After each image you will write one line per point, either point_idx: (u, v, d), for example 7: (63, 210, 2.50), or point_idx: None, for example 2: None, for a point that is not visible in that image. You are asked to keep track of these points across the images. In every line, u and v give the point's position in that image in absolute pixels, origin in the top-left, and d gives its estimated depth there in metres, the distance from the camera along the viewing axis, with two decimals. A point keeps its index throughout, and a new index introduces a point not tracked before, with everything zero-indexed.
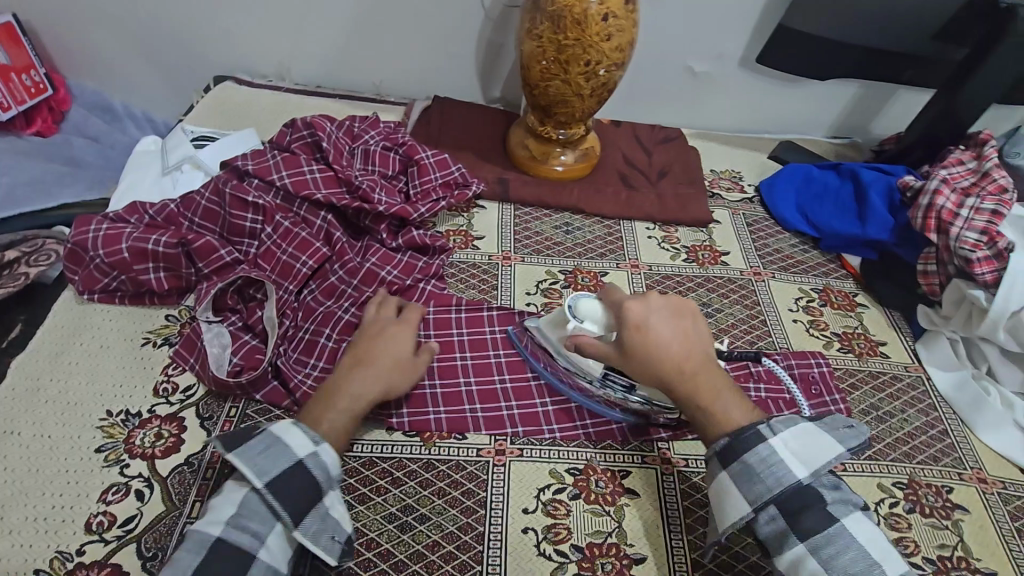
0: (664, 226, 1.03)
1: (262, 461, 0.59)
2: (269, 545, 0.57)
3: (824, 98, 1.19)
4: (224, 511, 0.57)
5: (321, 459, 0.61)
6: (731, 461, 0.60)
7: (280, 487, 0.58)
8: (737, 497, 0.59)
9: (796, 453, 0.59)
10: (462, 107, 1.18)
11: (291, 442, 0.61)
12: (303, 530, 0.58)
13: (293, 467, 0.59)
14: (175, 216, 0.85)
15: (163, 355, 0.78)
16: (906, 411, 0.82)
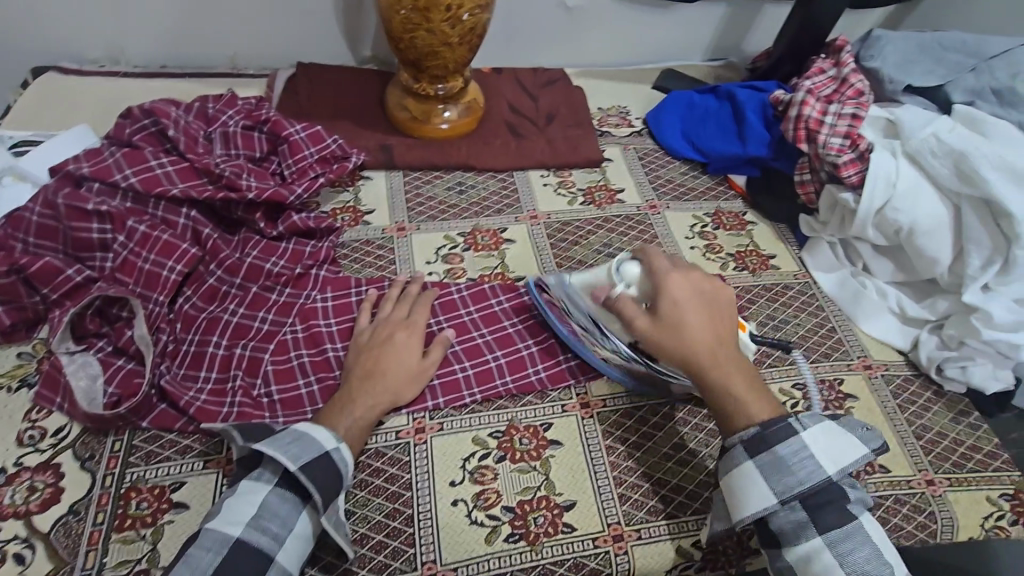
0: (558, 172, 1.02)
1: (294, 448, 0.60)
2: (296, 531, 0.58)
3: (696, 20, 1.19)
4: (247, 511, 0.57)
5: (344, 453, 0.62)
6: (759, 452, 0.59)
7: (309, 475, 0.59)
8: (762, 485, 0.58)
9: (825, 450, 0.59)
10: (331, 72, 1.09)
11: (317, 435, 0.62)
12: (328, 518, 0.60)
13: (322, 458, 0.60)
14: (4, 239, 0.74)
15: (22, 399, 0.69)
16: (799, 316, 0.87)
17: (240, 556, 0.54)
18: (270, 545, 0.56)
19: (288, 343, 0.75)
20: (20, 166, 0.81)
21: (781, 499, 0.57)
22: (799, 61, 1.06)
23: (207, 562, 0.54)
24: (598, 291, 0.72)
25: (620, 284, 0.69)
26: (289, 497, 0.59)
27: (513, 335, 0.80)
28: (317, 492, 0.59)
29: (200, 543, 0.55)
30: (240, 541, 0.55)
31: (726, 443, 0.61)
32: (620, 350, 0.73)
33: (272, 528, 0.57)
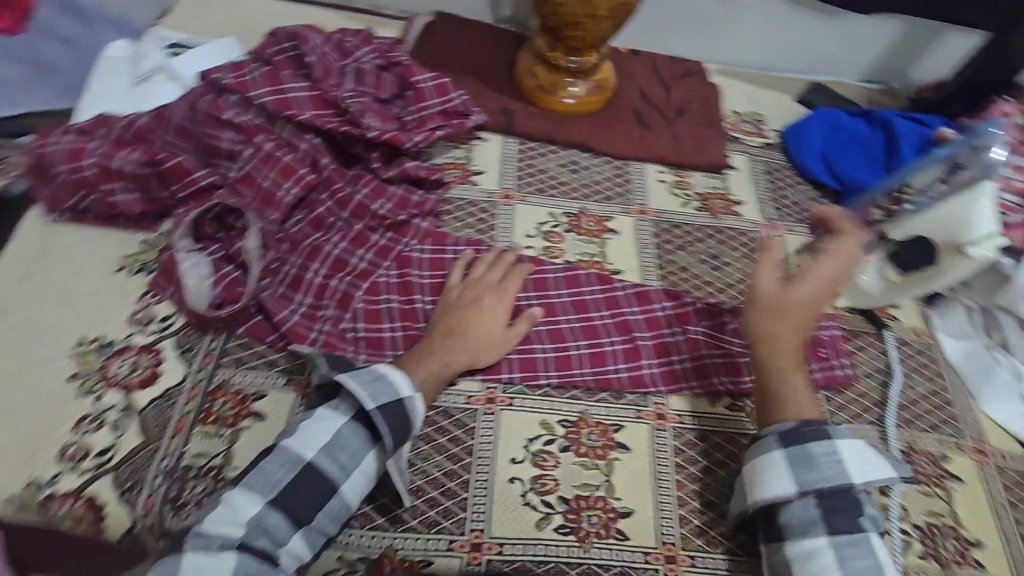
0: (677, 171, 0.96)
1: (375, 387, 0.60)
2: (362, 468, 0.59)
3: (862, 36, 1.09)
4: (322, 438, 0.58)
5: (419, 403, 0.63)
6: (793, 444, 0.58)
7: (387, 416, 0.60)
8: (784, 473, 0.57)
9: (852, 458, 0.57)
10: (466, 26, 1.08)
11: (397, 381, 0.62)
12: (394, 462, 0.61)
13: (398, 404, 0.61)
14: (146, 132, 0.77)
15: (139, 282, 0.74)
16: (912, 377, 0.80)
17: (308, 476, 0.56)
18: (337, 475, 0.57)
19: (381, 285, 0.76)
20: (171, 66, 0.85)
21: (807, 490, 0.56)
22: (975, 100, 0.95)
23: (278, 477, 0.55)
24: (959, 219, 0.72)
25: (971, 249, 0.72)
26: (362, 434, 0.60)
27: (599, 326, 0.77)
28: (388, 435, 0.60)
29: (274, 458, 0.57)
30: (310, 463, 0.57)
31: (760, 432, 0.61)
32: (881, 230, 0.80)
33: (342, 460, 0.58)
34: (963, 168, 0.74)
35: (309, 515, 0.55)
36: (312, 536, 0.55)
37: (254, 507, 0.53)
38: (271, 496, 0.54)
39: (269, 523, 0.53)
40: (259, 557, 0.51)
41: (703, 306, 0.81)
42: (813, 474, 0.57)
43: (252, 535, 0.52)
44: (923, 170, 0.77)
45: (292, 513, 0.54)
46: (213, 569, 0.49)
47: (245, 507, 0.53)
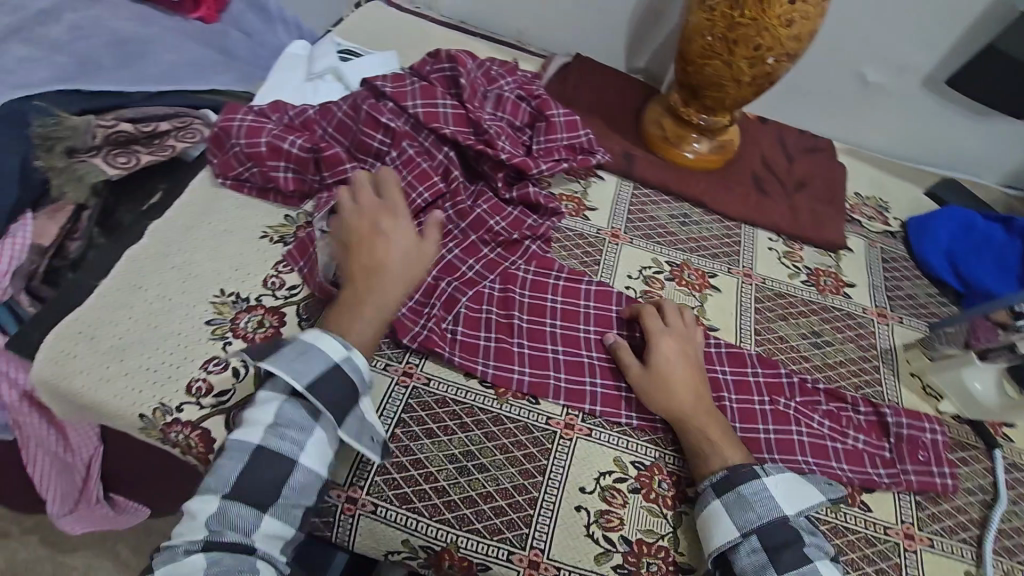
0: (789, 242, 0.95)
1: (297, 363, 0.65)
2: (313, 444, 0.64)
3: (1012, 140, 1.04)
4: (264, 420, 0.63)
5: (354, 363, 0.67)
6: (727, 492, 0.65)
7: (318, 387, 0.64)
8: (727, 523, 0.63)
9: (780, 493, 0.65)
10: (601, 71, 1.13)
11: (325, 348, 0.66)
12: (344, 430, 0.65)
13: (329, 371, 0.65)
14: (311, 122, 0.89)
15: (276, 251, 0.82)
16: (1019, 505, 0.74)
17: (260, 460, 0.62)
18: (292, 450, 0.63)
19: (485, 295, 0.80)
20: (342, 69, 0.96)
21: (741, 533, 0.63)
22: None
23: (231, 469, 0.61)
24: None
25: None
26: (306, 409, 0.65)
27: (667, 384, 0.72)
28: (326, 408, 0.64)
29: (227, 453, 0.62)
30: (261, 448, 0.62)
31: (698, 487, 0.67)
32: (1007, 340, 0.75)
33: (292, 436, 0.63)
34: None
35: (270, 497, 0.61)
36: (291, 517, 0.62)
37: (211, 505, 0.60)
38: (225, 489, 0.60)
39: (233, 517, 0.60)
40: (225, 548, 0.59)
41: (798, 381, 0.79)
42: (782, 550, 0.62)
43: (217, 532, 0.59)
44: None
45: (259, 499, 0.61)
46: (187, 569, 0.57)
47: (205, 505, 0.60)
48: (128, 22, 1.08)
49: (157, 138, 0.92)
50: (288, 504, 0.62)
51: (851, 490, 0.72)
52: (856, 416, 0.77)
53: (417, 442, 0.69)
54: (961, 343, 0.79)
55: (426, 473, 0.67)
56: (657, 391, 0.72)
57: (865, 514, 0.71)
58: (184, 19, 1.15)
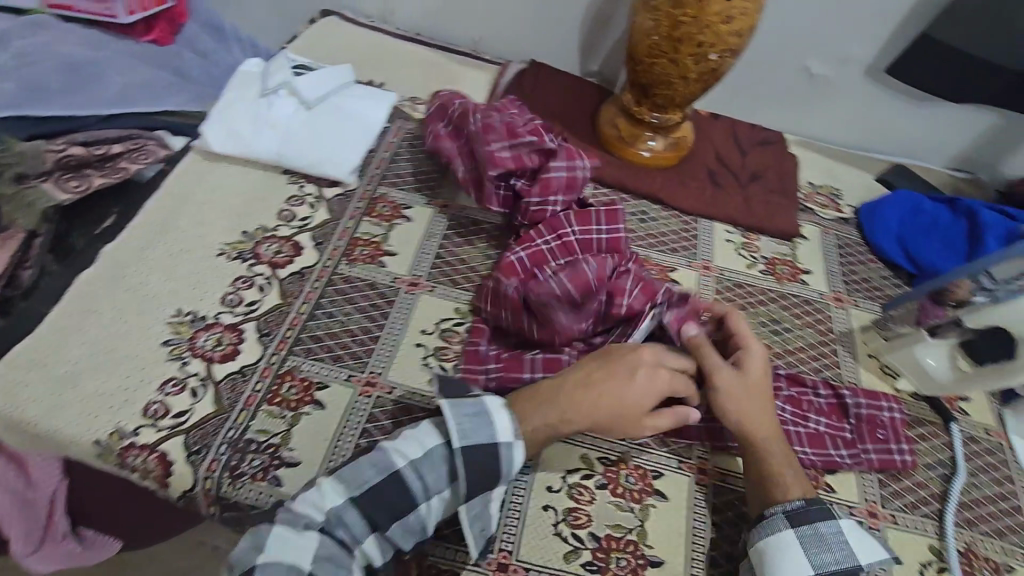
0: (746, 233, 0.97)
1: (469, 424, 0.60)
2: (431, 504, 0.59)
3: (954, 124, 1.07)
4: (415, 453, 0.59)
5: (511, 454, 0.60)
6: (803, 524, 0.61)
7: (473, 457, 0.59)
8: (805, 563, 0.59)
9: (859, 541, 0.61)
10: (556, 76, 1.15)
11: (501, 424, 0.61)
12: (466, 506, 0.60)
13: (491, 447, 0.60)
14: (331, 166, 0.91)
15: (234, 268, 0.81)
16: (978, 476, 0.76)
17: (391, 484, 0.58)
18: (419, 491, 0.58)
19: None
20: (296, 85, 0.95)
21: (817, 575, 0.59)
22: None
23: (365, 475, 0.58)
24: None
25: None
26: (444, 467, 0.60)
27: (748, 402, 0.67)
28: (463, 476, 0.59)
29: (368, 459, 0.59)
30: (397, 471, 0.58)
31: (765, 511, 0.63)
32: (952, 314, 0.76)
33: (427, 480, 0.59)
34: None
35: (386, 523, 0.58)
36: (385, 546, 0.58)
37: (336, 500, 0.57)
38: (357, 492, 0.58)
39: (348, 521, 0.57)
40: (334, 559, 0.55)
41: None
42: None
43: (332, 525, 0.56)
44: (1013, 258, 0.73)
45: (371, 521, 0.57)
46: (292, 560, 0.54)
47: (330, 496, 0.57)
48: (76, 45, 1.07)
49: (109, 161, 0.90)
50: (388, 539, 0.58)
51: (814, 472, 0.73)
52: (816, 400, 0.78)
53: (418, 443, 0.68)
54: (912, 321, 0.81)
55: None
56: (741, 402, 0.67)
57: (828, 495, 0.72)
58: (136, 42, 1.15)
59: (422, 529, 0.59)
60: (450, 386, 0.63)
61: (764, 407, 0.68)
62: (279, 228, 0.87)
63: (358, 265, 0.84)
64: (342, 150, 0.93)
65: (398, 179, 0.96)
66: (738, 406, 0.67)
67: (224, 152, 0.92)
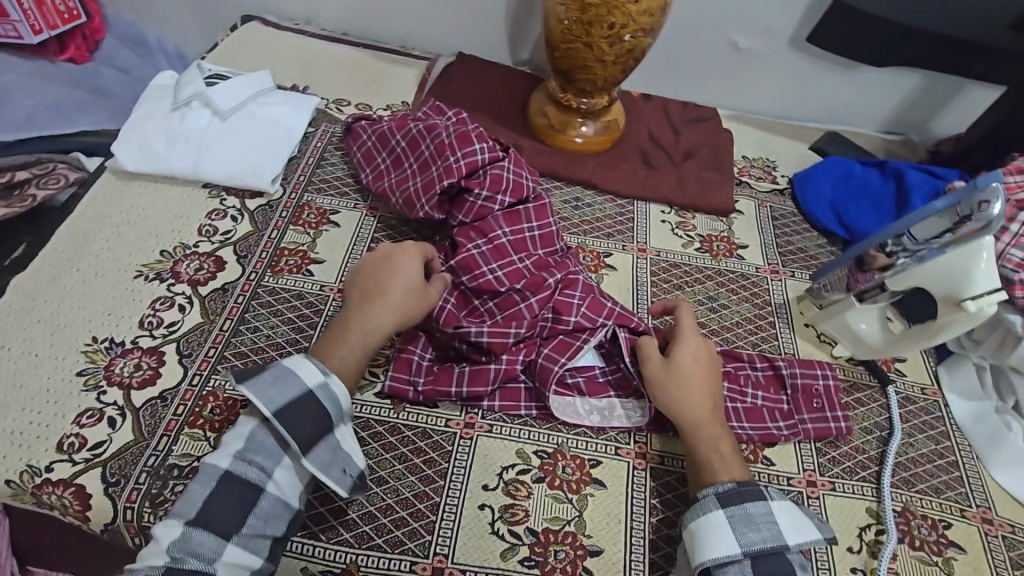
0: (681, 212, 0.97)
1: (273, 390, 0.61)
2: (276, 479, 0.59)
3: (881, 88, 1.08)
4: (235, 446, 0.60)
5: (331, 391, 0.63)
6: (733, 504, 0.61)
7: (290, 420, 0.60)
8: (728, 540, 0.59)
9: (786, 520, 0.60)
10: (486, 67, 1.13)
11: (302, 374, 0.62)
12: (312, 458, 0.60)
13: (303, 396, 0.61)
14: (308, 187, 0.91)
15: (152, 289, 0.79)
16: (915, 436, 0.76)
17: (227, 485, 0.58)
18: (258, 477, 0.59)
19: None
20: (208, 95, 0.92)
21: (743, 553, 0.58)
22: (994, 154, 0.94)
23: (199, 497, 0.57)
24: (960, 274, 0.68)
25: (970, 303, 0.68)
26: (272, 435, 0.61)
27: (684, 390, 0.68)
28: (295, 439, 0.60)
29: (198, 477, 0.58)
30: (227, 472, 0.58)
31: (697, 493, 0.63)
32: (878, 279, 0.75)
33: (260, 463, 0.59)
34: (966, 220, 0.69)
35: (238, 523, 0.57)
36: (253, 547, 0.57)
37: (176, 531, 0.55)
38: (192, 513, 0.56)
39: (197, 543, 0.55)
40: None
41: None
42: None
43: (180, 559, 0.54)
44: (926, 219, 0.71)
45: (224, 528, 0.56)
46: None
47: (168, 533, 0.55)
48: None
49: (17, 188, 0.92)
50: (252, 535, 0.57)
51: (753, 446, 0.73)
52: (753, 373, 0.78)
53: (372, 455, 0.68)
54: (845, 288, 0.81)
55: (323, 495, 0.65)
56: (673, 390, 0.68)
57: (767, 468, 0.72)
58: (50, 62, 1.11)
59: (286, 504, 0.59)
60: (242, 369, 0.62)
61: (701, 394, 0.68)
62: (200, 245, 0.84)
63: (284, 276, 0.82)
64: (262, 160, 0.91)
65: (324, 185, 0.93)
66: (673, 396, 0.68)
67: (138, 171, 0.89)
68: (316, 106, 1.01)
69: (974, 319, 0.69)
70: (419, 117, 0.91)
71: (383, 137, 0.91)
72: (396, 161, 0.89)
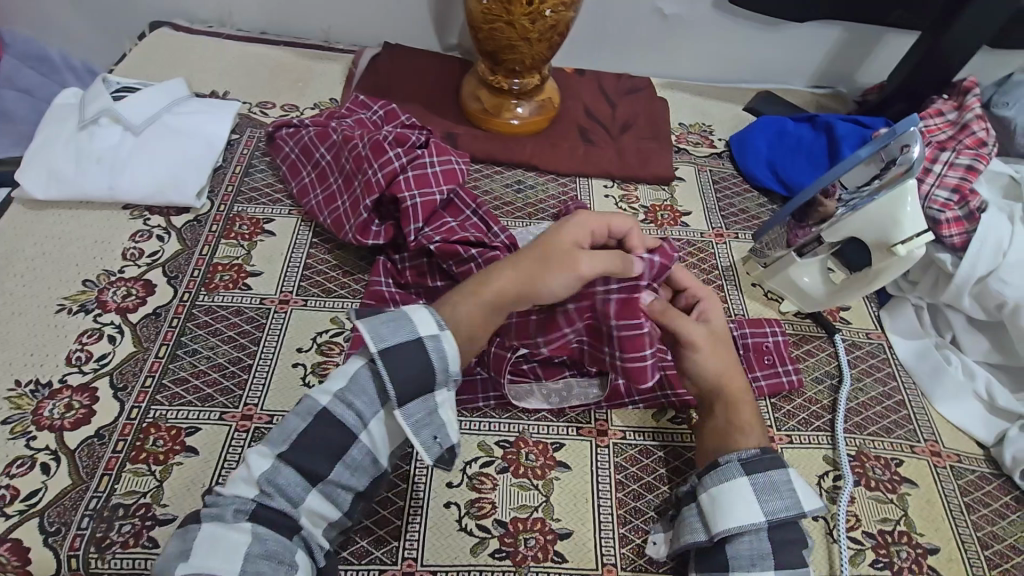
0: (623, 184, 0.97)
1: (385, 330, 0.57)
2: (371, 429, 0.57)
3: (805, 43, 1.10)
4: (338, 383, 0.57)
5: (440, 344, 0.58)
6: (758, 472, 0.60)
7: (392, 367, 0.56)
8: (753, 508, 0.59)
9: (805, 484, 0.60)
10: (413, 55, 1.10)
11: (416, 321, 0.58)
12: (403, 413, 0.57)
13: (412, 343, 0.57)
14: (307, 190, 0.87)
15: (78, 322, 0.74)
16: (864, 380, 0.79)
17: (326, 422, 0.56)
18: (355, 424, 0.57)
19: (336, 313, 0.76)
20: (116, 109, 0.86)
21: (766, 522, 0.58)
22: (915, 99, 0.96)
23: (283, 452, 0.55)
24: (888, 219, 0.70)
25: (898, 248, 0.70)
26: (375, 384, 0.58)
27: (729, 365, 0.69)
28: (393, 394, 0.56)
29: (297, 407, 0.57)
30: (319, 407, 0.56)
31: (718, 459, 0.63)
32: (815, 231, 0.76)
33: (358, 407, 0.57)
34: (891, 164, 0.70)
35: (327, 467, 0.56)
36: (339, 498, 0.57)
37: (266, 464, 0.55)
38: (282, 447, 0.55)
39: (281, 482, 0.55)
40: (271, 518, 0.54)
41: None
42: (784, 546, 0.58)
43: (268, 495, 0.54)
44: (853, 168, 0.71)
45: (311, 472, 0.55)
46: (228, 545, 0.52)
47: (258, 464, 0.55)
48: None
49: None
50: (336, 484, 0.56)
51: None
52: None
53: None
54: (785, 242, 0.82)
55: None
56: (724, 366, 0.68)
57: None
58: None
59: (375, 459, 0.58)
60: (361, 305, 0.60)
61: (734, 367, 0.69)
62: (125, 270, 0.79)
63: (219, 293, 0.79)
64: (183, 173, 0.86)
65: (254, 193, 0.89)
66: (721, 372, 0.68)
67: (50, 199, 0.83)
68: (238, 112, 0.97)
69: (906, 262, 0.71)
70: (341, 126, 0.88)
71: (306, 149, 0.88)
72: (320, 175, 0.87)
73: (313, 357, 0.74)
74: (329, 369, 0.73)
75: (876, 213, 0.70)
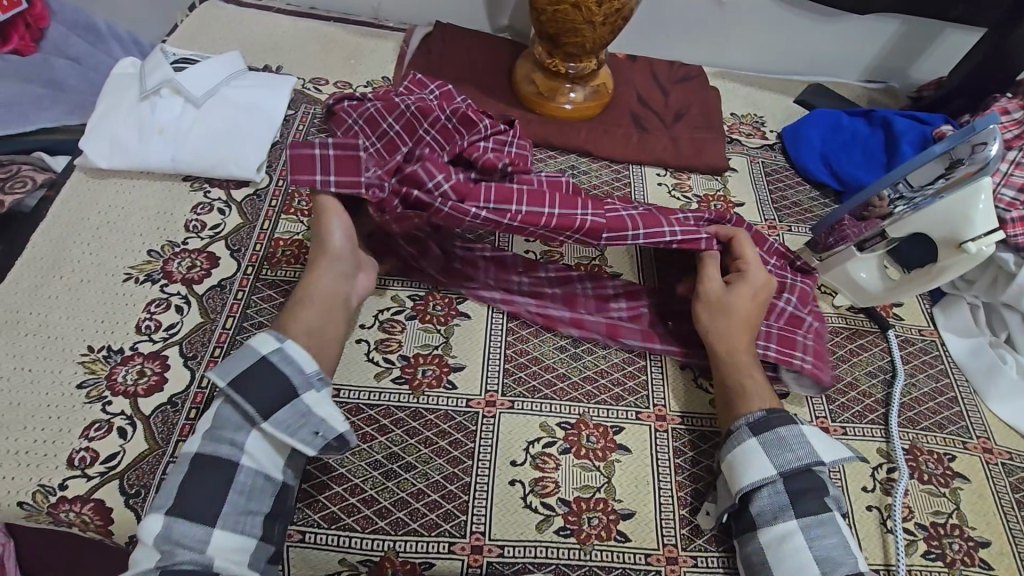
0: (676, 173, 0.96)
1: (228, 363, 0.59)
2: (250, 451, 0.57)
3: (862, 37, 1.09)
4: (204, 426, 0.58)
5: (287, 354, 0.60)
6: (764, 431, 0.63)
7: (244, 389, 0.58)
8: (762, 458, 0.62)
9: (819, 440, 0.63)
10: (465, 35, 1.09)
11: (257, 343, 0.61)
12: (273, 422, 0.58)
13: (259, 364, 0.59)
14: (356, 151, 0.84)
15: (144, 292, 0.75)
16: (915, 376, 0.79)
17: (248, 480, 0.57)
18: (229, 452, 0.57)
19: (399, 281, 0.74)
20: (177, 80, 0.86)
21: (778, 473, 0.61)
22: (975, 97, 0.95)
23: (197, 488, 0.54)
24: (959, 216, 0.70)
25: (971, 245, 0.69)
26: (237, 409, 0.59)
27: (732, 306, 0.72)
28: (253, 407, 0.58)
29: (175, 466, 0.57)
30: (199, 454, 0.56)
31: (729, 429, 0.66)
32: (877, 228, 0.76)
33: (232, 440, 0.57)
34: (961, 164, 0.70)
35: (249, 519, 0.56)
36: (248, 526, 0.56)
37: (156, 523, 0.53)
38: (167, 503, 0.54)
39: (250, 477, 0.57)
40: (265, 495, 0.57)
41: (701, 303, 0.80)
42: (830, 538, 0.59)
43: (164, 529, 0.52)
44: (921, 164, 0.72)
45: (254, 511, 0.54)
46: None
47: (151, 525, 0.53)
48: None
49: None
50: (240, 513, 0.56)
51: None
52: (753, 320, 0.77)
53: (404, 441, 0.68)
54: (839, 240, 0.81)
55: (352, 487, 0.64)
56: (720, 312, 0.72)
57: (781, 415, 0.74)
58: None
59: (268, 476, 0.58)
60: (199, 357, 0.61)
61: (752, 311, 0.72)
62: (189, 241, 0.80)
63: (281, 267, 0.79)
64: (242, 147, 0.86)
65: None
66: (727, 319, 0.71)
67: (112, 168, 0.84)
68: (293, 87, 0.97)
69: (974, 259, 0.71)
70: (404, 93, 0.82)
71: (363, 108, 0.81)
72: None
73: (375, 335, 0.75)
74: (392, 346, 0.75)
75: (952, 215, 0.70)
